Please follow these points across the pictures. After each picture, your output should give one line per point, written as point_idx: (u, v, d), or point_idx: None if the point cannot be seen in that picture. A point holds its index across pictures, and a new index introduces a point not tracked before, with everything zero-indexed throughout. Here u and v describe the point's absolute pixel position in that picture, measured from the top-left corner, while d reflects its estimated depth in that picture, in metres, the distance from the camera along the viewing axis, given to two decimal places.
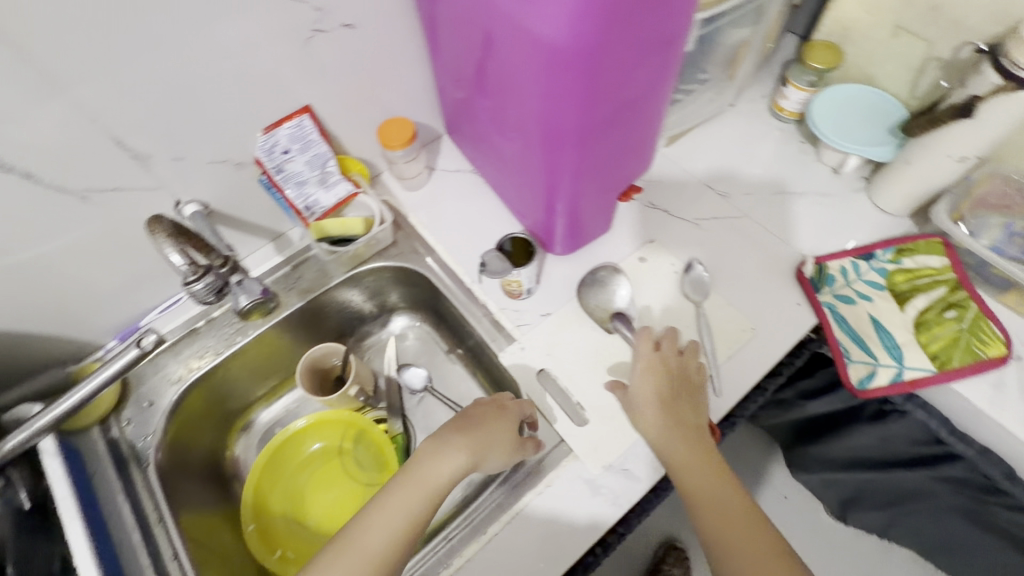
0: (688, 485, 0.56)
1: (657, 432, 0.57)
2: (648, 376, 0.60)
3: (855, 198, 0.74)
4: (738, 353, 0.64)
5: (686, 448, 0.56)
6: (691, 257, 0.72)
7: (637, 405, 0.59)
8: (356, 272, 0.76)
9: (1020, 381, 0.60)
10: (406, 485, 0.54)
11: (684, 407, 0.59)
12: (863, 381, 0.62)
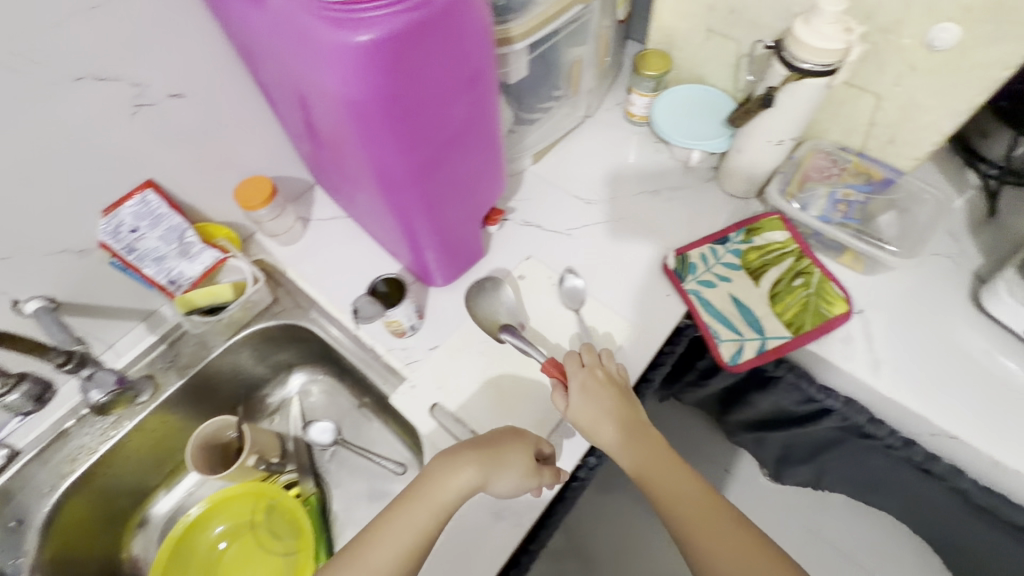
0: (666, 489, 0.56)
1: (611, 433, 0.58)
2: (585, 385, 0.59)
3: (710, 188, 0.80)
4: (617, 351, 0.68)
5: (642, 443, 0.58)
6: (566, 266, 0.75)
7: (580, 413, 0.58)
8: (237, 338, 0.74)
9: (867, 331, 0.66)
10: (418, 503, 0.53)
11: (616, 405, 0.59)
12: (734, 357, 0.66)
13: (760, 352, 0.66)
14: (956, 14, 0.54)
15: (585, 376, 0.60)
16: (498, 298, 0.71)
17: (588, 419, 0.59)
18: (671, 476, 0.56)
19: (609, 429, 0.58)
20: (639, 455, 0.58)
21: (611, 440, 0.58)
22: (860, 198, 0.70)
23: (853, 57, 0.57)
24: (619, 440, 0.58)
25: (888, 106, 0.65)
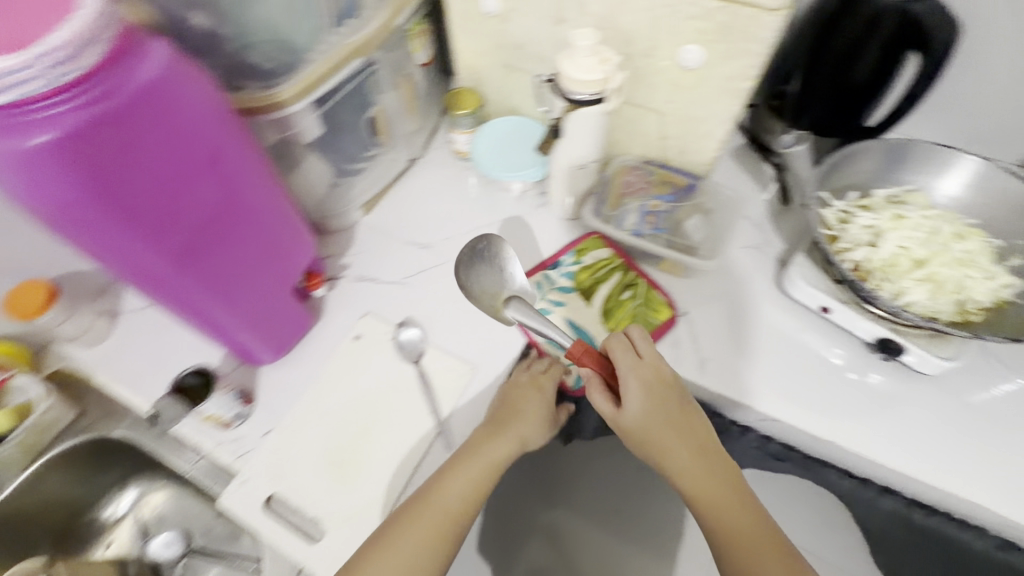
0: (689, 480, 0.57)
1: (645, 426, 0.58)
2: (656, 373, 0.59)
3: (540, 214, 0.81)
4: (460, 398, 0.66)
5: (674, 437, 0.58)
6: (404, 317, 0.73)
7: (649, 402, 0.58)
8: (32, 470, 0.65)
9: (691, 332, 0.70)
10: (485, 456, 0.59)
11: (667, 400, 0.59)
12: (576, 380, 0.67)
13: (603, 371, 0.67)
14: (694, 37, 0.58)
15: (629, 370, 0.58)
16: (497, 270, 0.69)
17: (625, 413, 0.58)
18: (699, 468, 0.57)
19: (647, 425, 0.58)
20: (670, 449, 0.57)
21: (645, 436, 0.58)
22: (665, 208, 0.74)
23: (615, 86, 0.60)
24: (648, 436, 0.58)
25: (669, 121, 0.69)
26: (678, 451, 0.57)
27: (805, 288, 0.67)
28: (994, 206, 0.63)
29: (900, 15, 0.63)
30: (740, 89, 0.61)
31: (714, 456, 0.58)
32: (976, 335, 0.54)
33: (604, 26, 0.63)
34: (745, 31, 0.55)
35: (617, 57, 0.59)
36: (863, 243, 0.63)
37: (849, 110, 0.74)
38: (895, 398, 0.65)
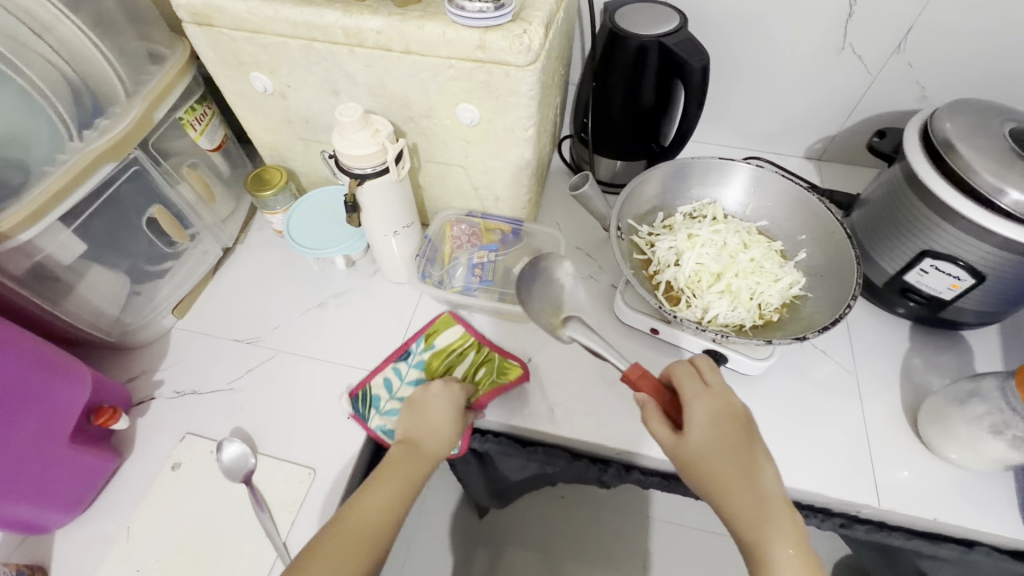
0: (753, 531, 0.46)
1: (712, 463, 0.49)
2: (718, 404, 0.51)
3: (373, 282, 0.77)
4: (300, 509, 0.60)
5: (745, 478, 0.48)
6: (230, 428, 0.65)
7: (708, 433, 0.50)
8: None
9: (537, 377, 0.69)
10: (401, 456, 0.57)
11: (740, 434, 0.50)
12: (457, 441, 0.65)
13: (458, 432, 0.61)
14: (464, 97, 0.58)
15: (699, 396, 0.51)
16: (556, 286, 0.66)
17: (687, 443, 0.50)
18: (768, 519, 0.46)
19: (710, 461, 0.49)
20: (737, 491, 0.47)
21: (709, 471, 0.49)
22: (490, 258, 0.76)
23: (396, 156, 0.59)
24: (710, 474, 0.48)
25: (474, 174, 0.69)
26: (746, 495, 0.47)
27: (632, 313, 0.69)
28: (773, 210, 0.69)
29: (660, 48, 0.67)
30: (523, 138, 0.61)
31: (784, 506, 0.47)
32: (769, 340, 0.57)
33: (378, 95, 0.61)
34: (506, 87, 0.56)
35: (390, 128, 0.58)
36: (669, 263, 0.66)
37: (643, 134, 0.78)
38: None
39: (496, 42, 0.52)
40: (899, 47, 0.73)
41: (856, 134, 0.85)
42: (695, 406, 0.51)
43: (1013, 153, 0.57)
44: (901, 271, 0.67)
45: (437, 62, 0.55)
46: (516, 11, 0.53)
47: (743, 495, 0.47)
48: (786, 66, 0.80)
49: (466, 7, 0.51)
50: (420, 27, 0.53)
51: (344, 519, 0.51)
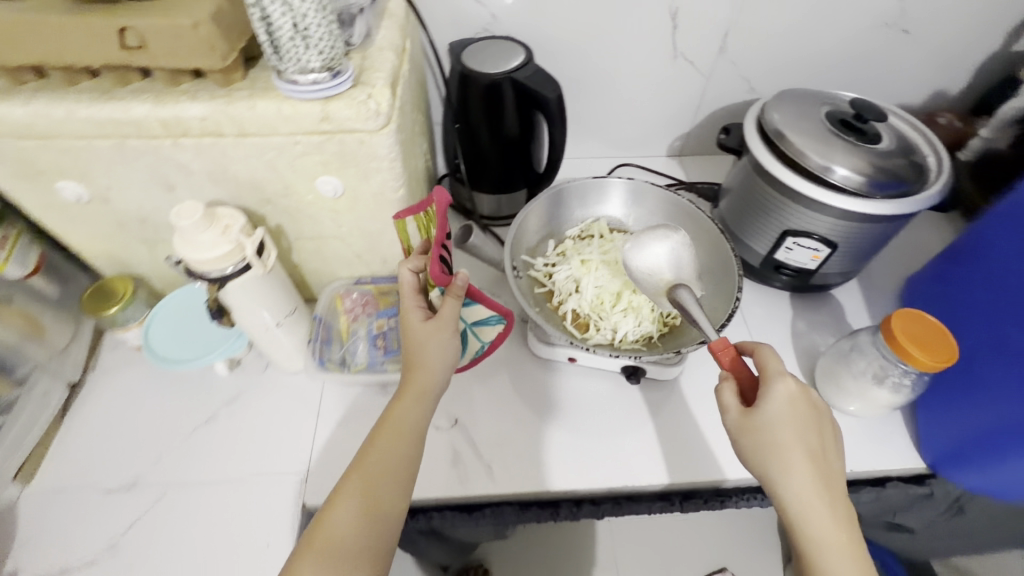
0: (810, 510, 0.47)
1: (783, 436, 0.48)
2: (802, 394, 0.50)
3: (267, 379, 0.69)
4: None
5: (809, 456, 0.48)
6: None
7: (786, 416, 0.49)
8: None
9: (469, 439, 0.66)
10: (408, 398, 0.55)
11: (812, 417, 0.50)
12: (501, 317, 0.66)
13: (451, 327, 0.57)
14: (320, 170, 0.54)
15: (784, 382, 0.50)
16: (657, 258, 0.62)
17: (759, 420, 0.49)
18: (825, 505, 0.47)
19: (780, 440, 0.48)
20: (804, 476, 0.47)
21: (775, 441, 0.48)
22: (391, 324, 0.69)
23: (255, 247, 0.52)
24: (780, 456, 0.48)
25: (353, 243, 0.64)
26: (813, 481, 0.47)
27: (547, 346, 0.69)
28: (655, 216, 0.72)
29: (513, 83, 0.68)
30: (396, 199, 0.58)
31: (839, 494, 0.48)
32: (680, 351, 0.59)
33: (220, 182, 0.54)
34: (363, 154, 0.52)
35: (242, 219, 0.52)
36: (571, 291, 0.67)
37: (518, 165, 0.78)
38: (658, 408, 0.69)
39: (340, 111, 0.48)
40: (722, 50, 0.80)
41: (705, 129, 0.93)
42: (775, 387, 0.50)
43: (829, 133, 0.65)
44: (770, 251, 0.73)
45: (280, 140, 0.50)
46: (354, 74, 0.50)
47: (802, 469, 0.48)
48: (631, 79, 0.84)
49: (298, 80, 0.46)
50: (250, 107, 0.48)
51: (370, 464, 0.51)
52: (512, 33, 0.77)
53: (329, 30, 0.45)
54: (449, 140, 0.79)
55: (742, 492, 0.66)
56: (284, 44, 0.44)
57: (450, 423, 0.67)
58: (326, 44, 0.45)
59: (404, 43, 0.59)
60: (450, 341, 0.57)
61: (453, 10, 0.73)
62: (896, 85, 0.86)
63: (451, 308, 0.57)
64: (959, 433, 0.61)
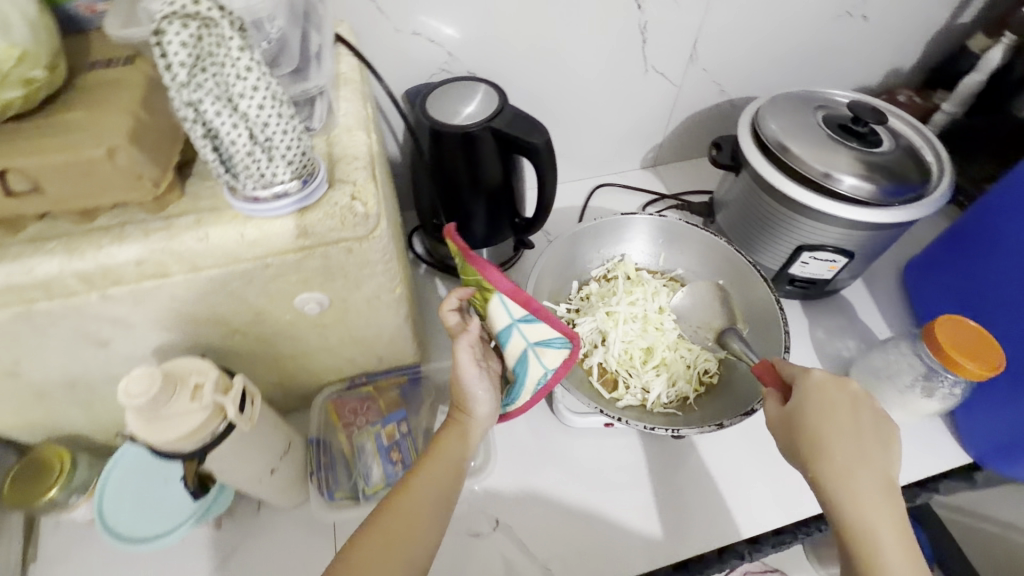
0: (854, 516, 0.41)
1: (813, 425, 0.44)
2: (837, 385, 0.46)
3: (265, 521, 0.58)
4: None
5: (848, 444, 0.43)
6: None
7: (823, 406, 0.45)
8: None
9: (517, 540, 0.58)
10: (451, 429, 0.52)
11: (851, 409, 0.45)
12: (563, 342, 0.49)
13: (494, 360, 0.50)
14: (299, 288, 0.43)
15: (823, 373, 0.47)
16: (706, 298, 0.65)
17: (794, 412, 0.46)
18: (875, 516, 0.41)
19: (812, 429, 0.44)
20: (848, 476, 0.42)
21: (806, 431, 0.44)
22: (404, 430, 0.59)
23: (238, 403, 0.41)
24: (815, 452, 0.43)
25: (343, 349, 0.54)
26: (859, 482, 0.42)
27: (579, 416, 0.62)
28: (685, 257, 0.68)
29: (493, 133, 0.60)
30: (393, 298, 0.49)
31: (892, 502, 0.41)
32: (722, 424, 0.51)
33: (172, 325, 0.43)
34: (351, 263, 0.42)
35: (215, 373, 0.40)
36: (596, 342, 0.63)
37: (503, 216, 0.70)
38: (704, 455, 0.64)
39: (320, 224, 0.38)
40: (692, 58, 0.76)
41: (679, 137, 0.89)
42: (810, 375, 0.47)
43: (832, 140, 0.62)
44: (783, 266, 0.70)
45: (245, 268, 0.40)
46: (327, 171, 0.40)
47: (836, 455, 0.43)
48: (602, 99, 0.78)
49: (263, 195, 0.36)
50: (201, 238, 0.37)
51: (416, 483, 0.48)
52: (472, 70, 0.68)
53: (296, 130, 0.34)
54: (421, 197, 0.69)
55: (805, 525, 0.59)
56: (241, 160, 0.33)
57: (491, 526, 0.59)
58: (296, 149, 0.34)
59: (369, 113, 0.49)
60: (492, 382, 0.53)
61: (404, 55, 0.64)
62: (858, 68, 0.85)
63: (495, 341, 0.48)
64: (1001, 428, 0.59)
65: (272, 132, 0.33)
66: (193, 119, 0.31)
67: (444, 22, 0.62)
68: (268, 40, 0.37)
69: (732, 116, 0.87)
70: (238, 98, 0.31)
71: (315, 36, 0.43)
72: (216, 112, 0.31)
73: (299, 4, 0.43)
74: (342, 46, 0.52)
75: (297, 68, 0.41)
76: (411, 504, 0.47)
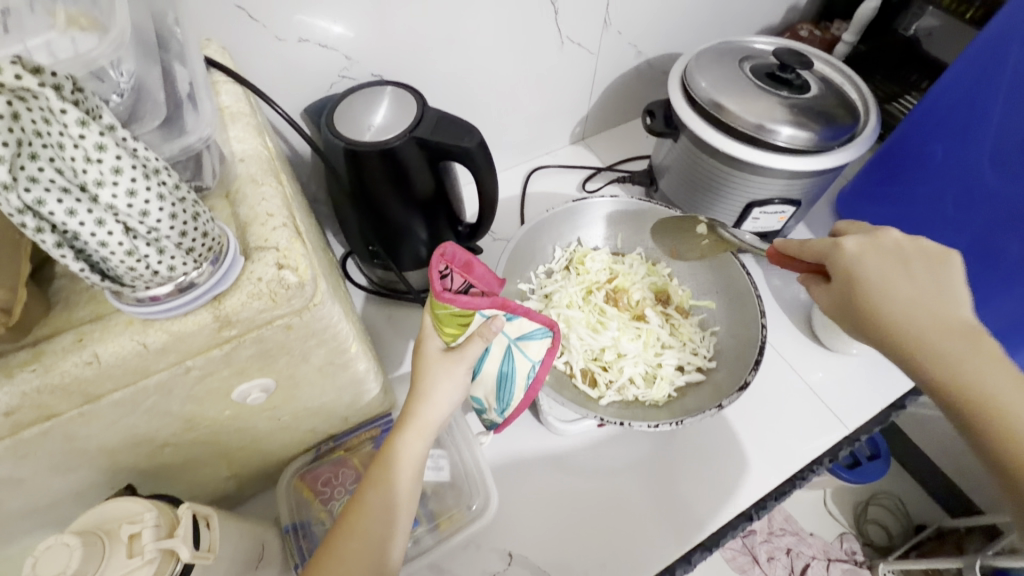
0: (952, 355, 0.37)
1: (876, 292, 0.40)
2: (875, 245, 0.42)
3: None
4: None
5: (913, 292, 0.39)
6: None
7: (877, 271, 0.41)
8: None
9: (537, 569, 0.54)
10: (405, 438, 0.45)
11: (898, 267, 0.41)
12: (544, 331, 0.46)
13: (469, 365, 0.46)
14: (235, 380, 0.36)
15: (857, 240, 0.43)
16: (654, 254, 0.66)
17: (853, 292, 0.41)
18: (986, 380, 0.35)
19: (872, 298, 0.40)
20: (932, 337, 0.38)
21: (863, 303, 0.41)
22: None
23: (191, 538, 0.34)
24: (886, 319, 0.39)
25: (302, 422, 0.47)
26: (943, 324, 0.38)
27: (570, 423, 0.59)
28: (648, 238, 0.66)
29: (418, 143, 0.52)
30: (349, 358, 0.42)
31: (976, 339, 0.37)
32: (721, 406, 0.50)
33: (78, 462, 0.34)
34: (293, 339, 0.35)
35: (154, 515, 0.32)
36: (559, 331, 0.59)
37: (444, 230, 0.63)
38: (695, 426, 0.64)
39: (245, 308, 0.31)
40: (606, 22, 0.72)
41: (604, 106, 0.85)
42: (844, 244, 0.43)
43: (765, 89, 0.60)
44: (736, 224, 0.69)
45: (159, 380, 0.31)
46: (238, 241, 0.32)
47: (900, 305, 0.39)
48: (521, 80, 0.73)
49: (164, 293, 0.29)
50: (86, 361, 0.29)
51: (368, 504, 0.43)
52: (376, 71, 0.60)
53: (189, 207, 0.26)
54: (349, 224, 0.61)
55: (801, 471, 0.60)
56: (120, 263, 0.25)
57: (506, 562, 0.54)
58: (195, 232, 0.26)
59: (271, 148, 0.41)
60: (462, 383, 0.47)
61: (293, 66, 0.55)
62: (762, 8, 0.85)
63: (477, 349, 0.45)
64: None
65: (157, 220, 0.25)
66: (38, 227, 0.22)
67: (335, 19, 0.54)
68: (120, 91, 0.29)
69: (651, 76, 0.85)
70: (95, 187, 0.23)
71: (180, 70, 0.34)
72: (66, 209, 0.22)
73: (150, 35, 0.33)
74: (217, 71, 0.42)
75: (166, 117, 0.32)
76: (366, 528, 0.42)
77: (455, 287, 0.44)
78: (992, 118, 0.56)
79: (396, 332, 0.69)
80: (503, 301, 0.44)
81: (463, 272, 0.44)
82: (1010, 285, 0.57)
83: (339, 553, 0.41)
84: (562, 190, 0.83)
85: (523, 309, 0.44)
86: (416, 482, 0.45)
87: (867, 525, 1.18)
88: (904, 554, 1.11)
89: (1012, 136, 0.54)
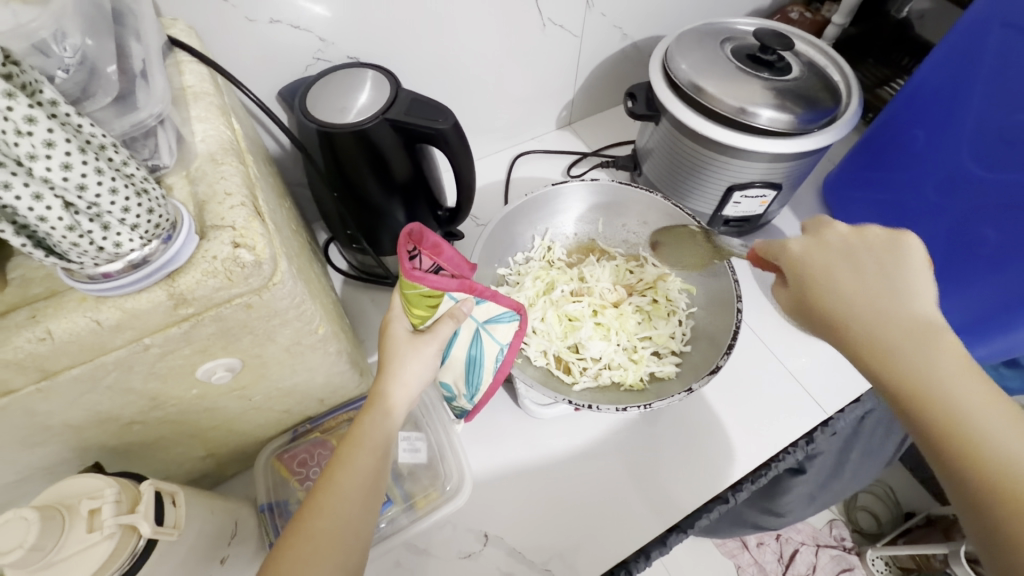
0: (920, 370, 0.35)
1: (830, 302, 0.40)
2: (816, 251, 0.42)
3: None
4: None
5: (872, 291, 0.39)
6: None
7: (833, 278, 0.40)
8: None
9: (511, 549, 0.54)
10: (372, 417, 0.45)
11: (850, 273, 0.40)
12: (511, 316, 0.47)
13: (438, 346, 0.46)
14: (198, 359, 0.36)
15: (802, 241, 0.44)
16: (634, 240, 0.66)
17: (802, 299, 0.42)
18: (955, 389, 0.34)
19: (828, 311, 0.40)
20: (890, 346, 0.36)
21: (815, 313, 0.41)
22: None
23: (153, 514, 0.34)
24: (834, 326, 0.39)
25: (274, 403, 0.47)
26: (890, 317, 0.37)
27: (547, 407, 0.60)
28: (629, 224, 0.66)
29: (391, 125, 0.52)
30: (318, 340, 0.42)
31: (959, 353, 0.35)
32: (692, 389, 0.50)
33: (41, 437, 0.35)
34: (255, 318, 0.35)
35: (114, 491, 0.32)
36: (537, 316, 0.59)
37: (423, 213, 0.62)
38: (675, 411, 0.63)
39: (200, 287, 0.31)
40: (588, 4, 0.71)
41: (589, 90, 0.85)
42: (789, 247, 0.44)
43: (744, 71, 0.59)
44: (717, 209, 0.68)
45: (117, 357, 0.32)
46: (194, 220, 0.32)
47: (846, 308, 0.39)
48: (503, 63, 0.72)
49: (117, 270, 0.29)
50: (39, 337, 0.29)
51: (337, 484, 0.43)
52: (351, 54, 0.60)
53: (130, 184, 0.26)
54: (326, 206, 0.61)
55: (776, 456, 0.60)
56: (62, 238, 0.25)
57: (482, 543, 0.55)
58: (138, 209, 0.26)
59: (235, 129, 0.41)
60: (432, 364, 0.47)
61: (266, 48, 0.54)
62: None
63: (447, 330, 0.45)
64: (939, 325, 0.62)
65: (96, 194, 0.25)
66: None
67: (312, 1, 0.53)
68: (66, 67, 0.28)
69: (637, 59, 0.84)
70: (29, 161, 0.23)
71: (136, 49, 0.34)
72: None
73: (104, 12, 0.33)
74: (181, 51, 0.42)
75: (119, 95, 0.32)
76: (336, 512, 0.41)
77: (423, 269, 0.44)
78: (974, 102, 0.55)
79: (377, 316, 0.69)
80: (468, 283, 0.44)
81: (431, 254, 0.43)
82: (990, 271, 0.55)
83: (306, 534, 0.40)
84: (547, 174, 0.83)
85: (489, 292, 0.45)
86: (386, 461, 0.45)
87: (856, 513, 1.20)
88: (892, 541, 1.12)
89: (997, 119, 0.53)
